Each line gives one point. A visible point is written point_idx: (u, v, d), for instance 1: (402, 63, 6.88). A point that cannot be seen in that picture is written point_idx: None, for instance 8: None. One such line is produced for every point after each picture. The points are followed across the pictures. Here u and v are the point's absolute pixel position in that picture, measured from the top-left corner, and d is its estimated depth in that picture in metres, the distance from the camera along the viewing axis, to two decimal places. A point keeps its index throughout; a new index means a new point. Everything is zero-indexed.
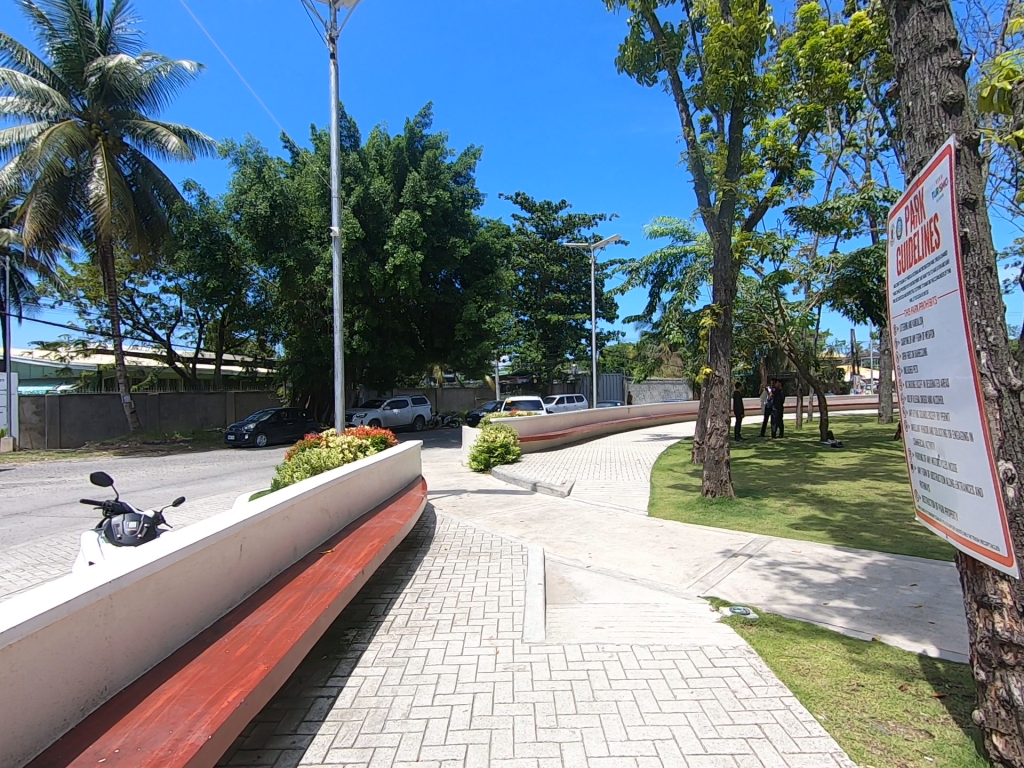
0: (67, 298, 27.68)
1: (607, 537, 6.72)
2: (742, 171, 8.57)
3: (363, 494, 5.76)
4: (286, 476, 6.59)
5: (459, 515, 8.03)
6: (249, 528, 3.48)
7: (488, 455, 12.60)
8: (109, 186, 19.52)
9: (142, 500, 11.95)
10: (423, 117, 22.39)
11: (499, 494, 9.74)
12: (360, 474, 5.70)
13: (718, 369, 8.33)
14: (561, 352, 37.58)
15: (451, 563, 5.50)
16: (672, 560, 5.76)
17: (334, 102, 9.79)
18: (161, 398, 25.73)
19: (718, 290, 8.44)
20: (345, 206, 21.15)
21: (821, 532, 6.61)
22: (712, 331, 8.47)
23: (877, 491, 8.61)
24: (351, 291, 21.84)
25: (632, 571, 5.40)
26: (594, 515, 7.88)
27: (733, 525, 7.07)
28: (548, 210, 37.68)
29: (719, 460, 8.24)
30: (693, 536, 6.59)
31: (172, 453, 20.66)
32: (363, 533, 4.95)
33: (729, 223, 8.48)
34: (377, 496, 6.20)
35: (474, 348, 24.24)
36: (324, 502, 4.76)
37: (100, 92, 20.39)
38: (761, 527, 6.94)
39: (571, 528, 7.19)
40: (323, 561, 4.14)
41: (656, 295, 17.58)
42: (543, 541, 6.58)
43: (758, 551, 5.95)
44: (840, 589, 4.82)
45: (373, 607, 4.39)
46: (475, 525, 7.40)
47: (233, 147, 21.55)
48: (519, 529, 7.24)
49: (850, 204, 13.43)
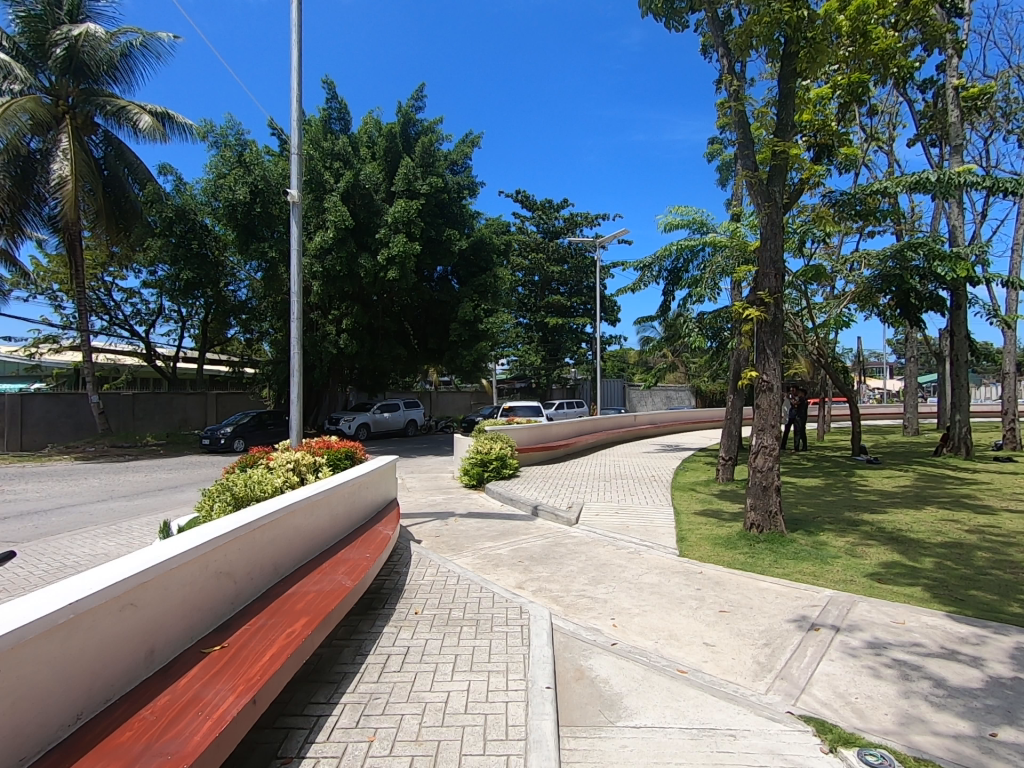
0: (39, 292, 26.07)
1: (631, 592, 5.10)
2: (795, 132, 7.01)
3: (300, 540, 4.12)
4: (202, 515, 4.70)
5: (442, 552, 6.42)
6: (14, 649, 1.90)
7: (482, 470, 10.96)
8: (74, 166, 17.93)
9: (80, 515, 10.34)
10: (417, 100, 20.87)
11: (492, 520, 8.11)
12: (297, 513, 4.09)
13: (765, 372, 6.66)
14: (561, 356, 36.12)
15: (421, 642, 3.86)
16: (730, 635, 4.15)
17: (298, 65, 8.48)
18: (136, 398, 24.17)
19: (763, 276, 6.80)
20: (333, 193, 19.49)
21: (917, 590, 5.00)
22: (758, 325, 6.84)
23: (957, 526, 6.97)
24: (338, 285, 20.25)
25: (678, 658, 3.80)
26: (613, 555, 6.26)
27: (793, 576, 5.46)
28: (549, 209, 36.08)
29: (767, 487, 6.57)
30: (747, 593, 4.97)
31: (140, 458, 18.99)
32: (287, 608, 3.32)
33: (779, 194, 6.84)
34: (326, 539, 4.59)
35: (470, 350, 22.53)
36: (223, 565, 3.15)
37: (67, 65, 18.81)
38: (832, 579, 5.34)
39: (586, 575, 5.58)
40: (197, 675, 2.55)
41: (670, 293, 16.03)
42: (548, 597, 4.97)
43: (847, 622, 4.32)
44: (1002, 705, 3.18)
45: (281, 746, 2.75)
46: (459, 567, 5.75)
47: (212, 129, 20.06)
48: (516, 574, 5.62)
49: (899, 185, 11.72)
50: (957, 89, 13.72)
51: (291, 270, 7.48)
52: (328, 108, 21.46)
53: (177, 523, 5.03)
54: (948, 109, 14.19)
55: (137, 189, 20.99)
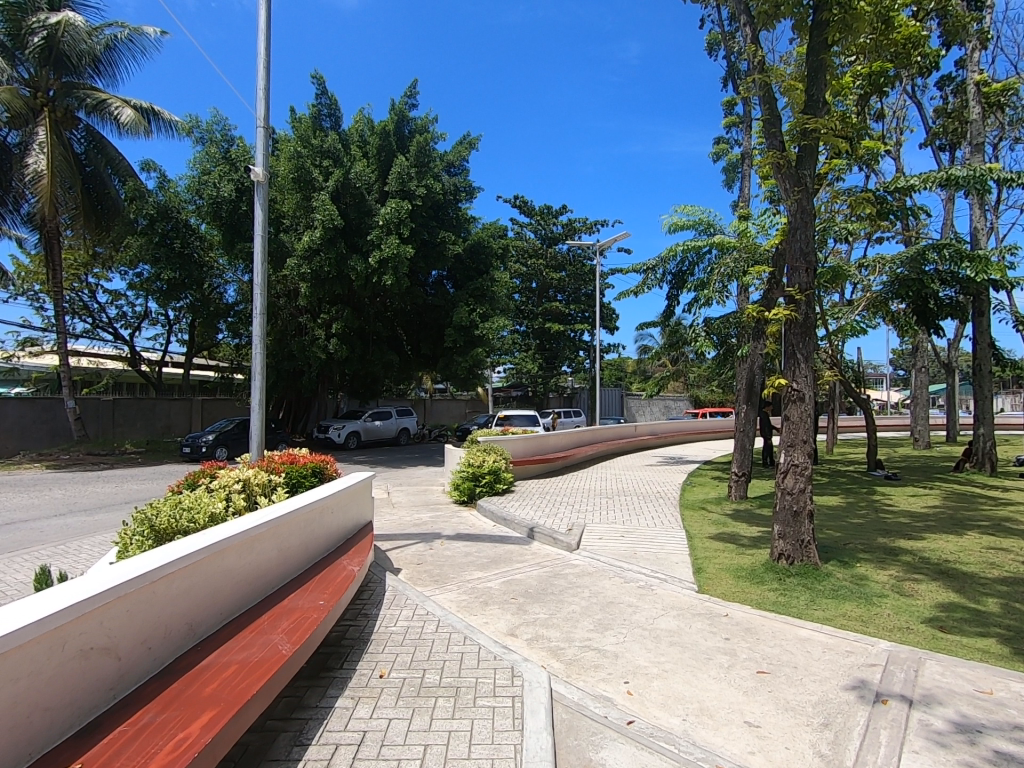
0: (19, 293, 25.18)
1: (645, 644, 4.21)
2: (827, 111, 6.24)
3: (232, 587, 3.24)
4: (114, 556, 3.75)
5: (422, 585, 5.52)
6: None
7: (473, 485, 10.06)
8: (50, 159, 17.08)
9: (30, 531, 9.40)
10: (410, 97, 20.15)
11: (482, 543, 7.23)
12: (227, 554, 3.20)
13: (795, 380, 5.81)
14: (558, 364, 35.36)
15: (381, 725, 2.96)
16: (776, 710, 3.28)
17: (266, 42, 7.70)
18: (116, 404, 23.22)
19: (794, 271, 5.97)
20: (322, 192, 18.64)
21: (994, 645, 4.11)
22: (786, 326, 6.00)
23: (1012, 557, 6.10)
24: (328, 288, 19.38)
25: (714, 747, 2.93)
26: (622, 591, 5.37)
27: (837, 621, 4.58)
28: (547, 215, 35.38)
29: (798, 513, 5.71)
30: (788, 647, 4.09)
31: (115, 467, 17.98)
32: (190, 693, 2.43)
33: (810, 179, 6.07)
34: (272, 581, 3.71)
35: (465, 356, 21.62)
36: (97, 638, 2.27)
37: (46, 55, 18.01)
38: (885, 627, 4.46)
39: (591, 618, 4.70)
40: None
41: (674, 297, 15.26)
42: (546, 649, 4.10)
43: (921, 693, 3.43)
44: None
45: None
46: (441, 607, 4.84)
47: (197, 124, 19.31)
48: (507, 617, 4.72)
49: (924, 182, 10.93)
50: (978, 84, 13.07)
51: (254, 260, 6.62)
52: (317, 105, 20.66)
53: (54, 571, 4.05)
54: (969, 106, 13.49)
55: (119, 186, 20.18)
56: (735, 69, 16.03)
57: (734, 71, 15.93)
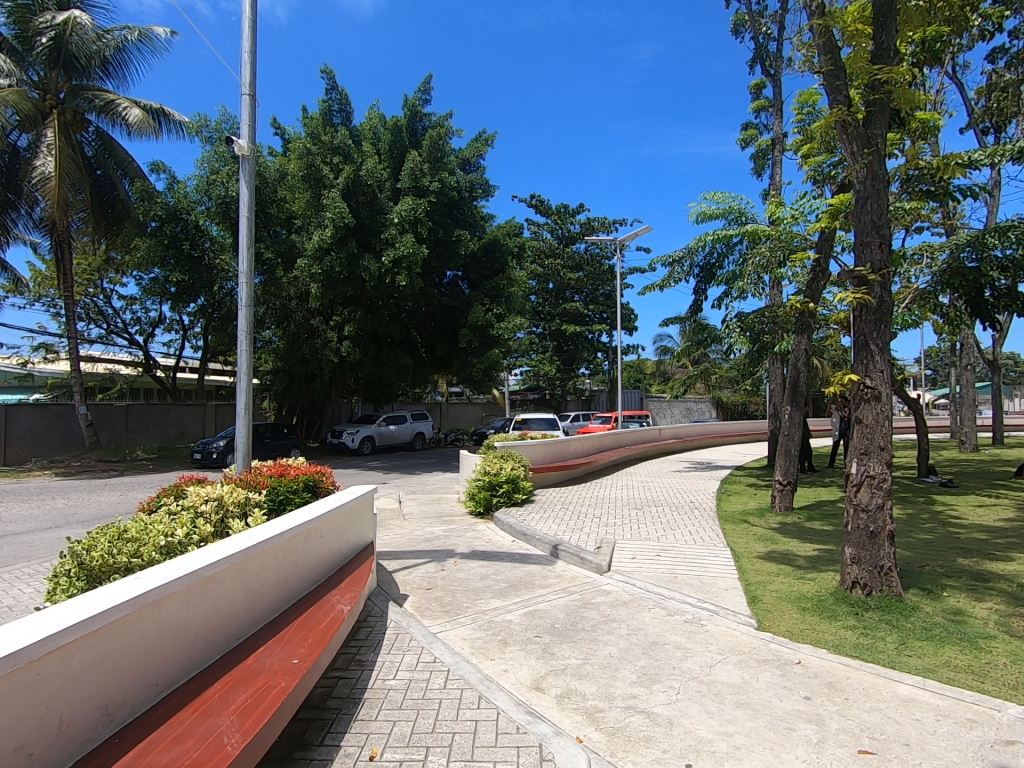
0: (36, 299, 25.15)
1: (706, 705, 3.35)
2: (899, 59, 5.33)
3: (175, 646, 2.48)
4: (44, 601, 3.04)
5: (430, 618, 4.73)
6: None
7: (490, 494, 9.26)
8: (58, 161, 16.78)
9: (19, 547, 8.79)
10: (424, 93, 19.63)
11: (502, 564, 6.40)
12: (166, 605, 2.44)
13: (868, 376, 4.90)
14: (576, 366, 34.47)
15: None
16: None
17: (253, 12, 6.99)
18: (129, 410, 22.90)
19: (864, 247, 5.10)
20: (332, 189, 18.04)
21: None
22: (855, 313, 5.11)
23: None
24: (339, 289, 18.69)
25: None
26: (667, 628, 4.49)
27: (941, 673, 3.68)
28: (564, 214, 34.51)
29: (874, 533, 4.80)
30: (890, 713, 3.21)
31: (124, 475, 17.50)
32: None
33: (882, 139, 5.17)
34: (235, 634, 2.95)
35: (480, 358, 20.82)
36: None
37: (53, 56, 17.69)
38: (1005, 682, 3.55)
39: (635, 667, 3.84)
40: None
41: (702, 291, 14.33)
42: (582, 713, 3.26)
43: None
44: None
45: None
46: (451, 649, 4.04)
47: (205, 123, 18.92)
48: (531, 663, 3.89)
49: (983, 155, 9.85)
50: None
51: (241, 247, 5.95)
52: (328, 101, 20.21)
53: None
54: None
55: (129, 187, 19.94)
56: (763, 50, 15.14)
57: (763, 53, 15.02)
